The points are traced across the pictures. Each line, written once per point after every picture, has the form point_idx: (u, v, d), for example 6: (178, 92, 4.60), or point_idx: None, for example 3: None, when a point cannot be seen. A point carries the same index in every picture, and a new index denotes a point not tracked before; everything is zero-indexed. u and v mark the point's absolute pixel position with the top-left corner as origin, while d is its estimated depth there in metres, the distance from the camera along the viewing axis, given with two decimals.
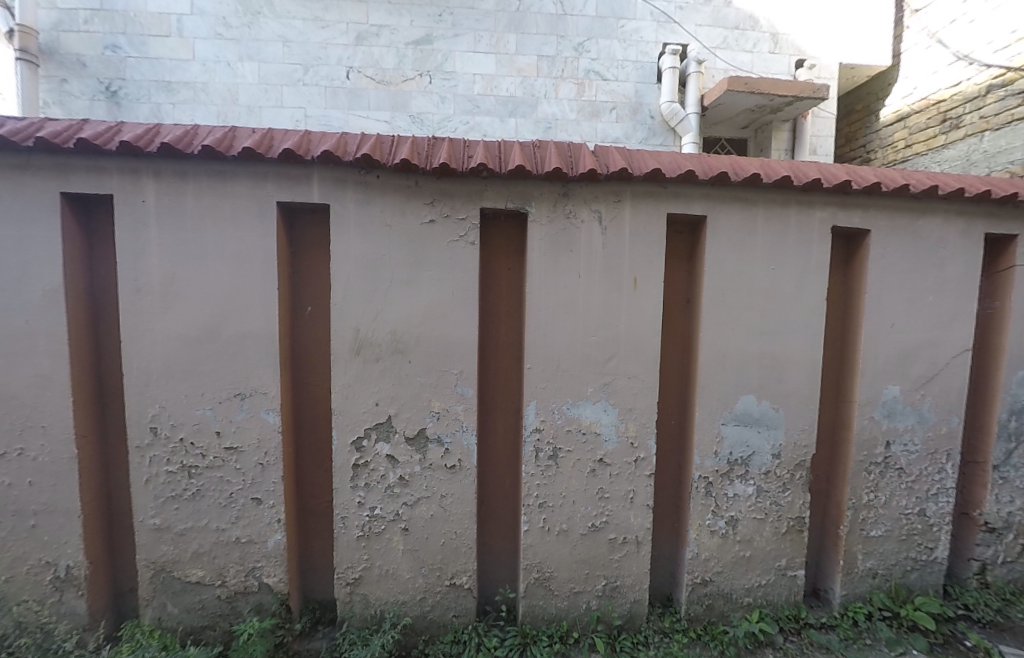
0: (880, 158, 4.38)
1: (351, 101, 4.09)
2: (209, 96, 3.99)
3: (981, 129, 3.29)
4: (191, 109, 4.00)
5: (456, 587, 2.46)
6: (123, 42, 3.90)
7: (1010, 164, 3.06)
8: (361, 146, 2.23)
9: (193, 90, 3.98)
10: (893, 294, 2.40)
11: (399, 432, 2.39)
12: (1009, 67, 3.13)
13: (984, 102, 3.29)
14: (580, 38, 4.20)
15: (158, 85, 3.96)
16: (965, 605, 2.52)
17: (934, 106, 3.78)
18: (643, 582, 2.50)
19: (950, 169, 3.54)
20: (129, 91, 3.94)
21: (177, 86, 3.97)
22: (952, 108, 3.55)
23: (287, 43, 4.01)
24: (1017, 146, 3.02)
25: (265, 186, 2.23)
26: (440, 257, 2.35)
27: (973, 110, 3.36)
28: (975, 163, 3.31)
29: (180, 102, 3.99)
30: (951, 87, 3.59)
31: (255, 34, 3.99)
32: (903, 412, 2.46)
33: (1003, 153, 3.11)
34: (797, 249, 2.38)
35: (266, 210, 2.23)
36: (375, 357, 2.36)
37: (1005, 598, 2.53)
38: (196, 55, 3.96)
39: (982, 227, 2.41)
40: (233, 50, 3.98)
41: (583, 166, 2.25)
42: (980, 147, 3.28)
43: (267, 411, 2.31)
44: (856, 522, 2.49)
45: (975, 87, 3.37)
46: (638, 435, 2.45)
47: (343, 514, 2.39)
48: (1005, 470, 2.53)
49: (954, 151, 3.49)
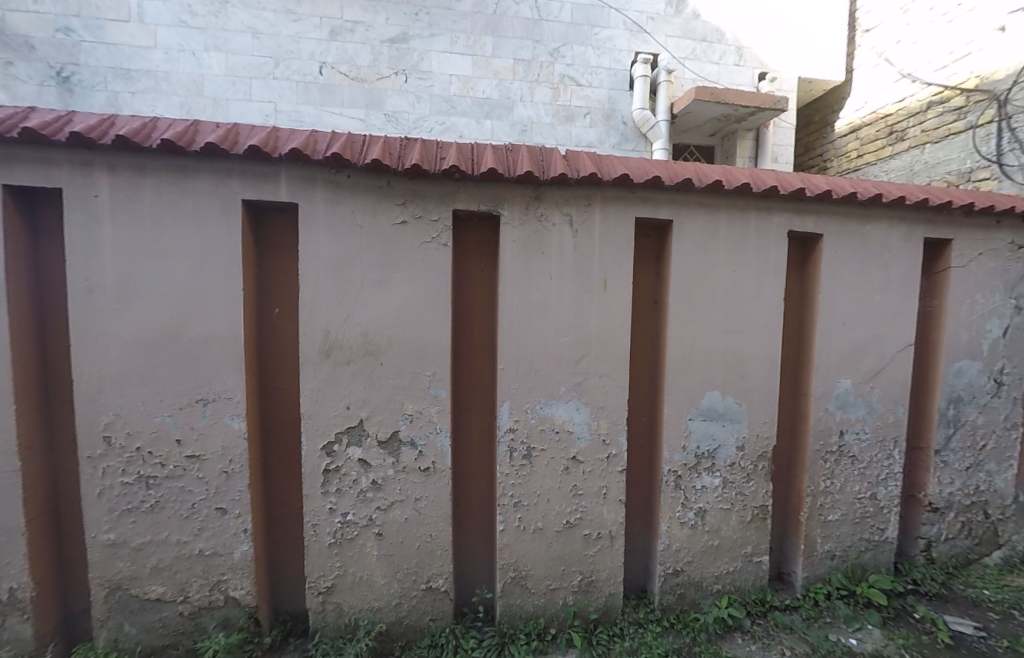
0: (836, 166, 4.63)
1: (323, 97, 3.99)
2: (172, 86, 3.81)
3: (923, 141, 3.57)
4: (152, 100, 3.81)
5: (433, 591, 2.44)
6: (77, 25, 3.66)
7: (948, 174, 3.35)
8: (331, 145, 2.20)
9: (154, 79, 3.79)
10: (842, 295, 2.57)
11: (371, 436, 2.35)
12: (947, 85, 3.39)
13: (925, 116, 3.57)
14: (556, 43, 4.28)
15: (116, 72, 3.74)
16: (913, 580, 2.72)
17: (882, 120, 4.06)
18: (617, 575, 2.56)
19: (896, 178, 3.82)
20: (83, 78, 3.70)
21: (137, 74, 3.76)
22: (898, 122, 3.84)
23: (256, 35, 3.88)
24: (953, 158, 3.31)
25: (229, 183, 2.16)
26: (413, 258, 2.33)
27: (916, 124, 3.65)
28: (918, 173, 3.60)
29: (140, 92, 3.78)
30: (896, 102, 3.89)
31: (223, 24, 3.83)
32: (855, 404, 2.64)
33: (941, 164, 3.39)
34: (755, 253, 2.52)
35: (230, 209, 2.16)
36: (346, 360, 2.32)
37: (948, 572, 2.75)
38: (158, 42, 3.77)
39: (920, 233, 2.62)
40: (201, 39, 3.81)
41: (555, 170, 2.30)
42: (922, 158, 3.57)
43: (231, 416, 2.22)
44: (815, 508, 2.64)
45: (918, 102, 3.65)
46: (610, 433, 2.51)
47: (314, 521, 2.33)
48: (946, 454, 2.75)
49: (900, 161, 3.78)
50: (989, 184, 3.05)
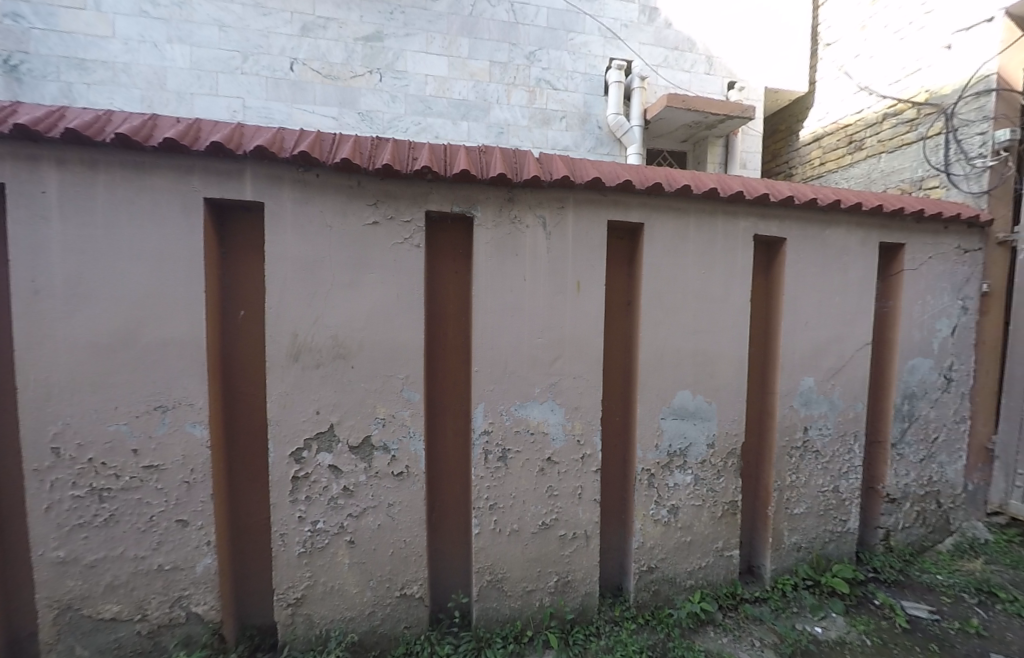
0: (800, 173, 4.78)
1: (294, 93, 3.89)
2: (132, 78, 3.64)
3: (879, 150, 3.74)
4: (109, 92, 3.63)
5: (407, 598, 2.41)
6: (26, 10, 3.46)
7: (901, 182, 3.53)
8: (299, 143, 2.15)
9: (111, 70, 3.61)
10: (803, 297, 2.68)
11: (342, 441, 2.30)
12: (900, 98, 3.56)
13: (881, 127, 3.73)
14: (531, 46, 4.30)
15: (70, 61, 3.55)
16: (874, 568, 2.85)
17: (842, 130, 4.19)
18: (593, 574, 2.58)
19: (855, 185, 3.99)
20: (33, 67, 3.50)
21: (93, 65, 3.58)
22: (857, 132, 3.99)
23: (223, 27, 3.74)
24: (906, 167, 3.48)
25: (190, 180, 2.08)
26: (385, 259, 2.30)
27: (873, 135, 3.81)
28: (874, 181, 3.77)
29: (96, 83, 3.60)
30: (855, 113, 4.04)
31: (187, 15, 3.69)
32: (817, 401, 2.75)
33: (895, 173, 3.57)
34: (722, 256, 2.60)
35: (191, 208, 2.08)
36: (315, 363, 2.26)
37: (906, 559, 2.90)
38: (116, 31, 3.60)
39: (875, 237, 2.76)
40: (162, 30, 3.66)
41: (528, 172, 2.32)
42: (878, 167, 3.74)
43: (193, 423, 2.13)
44: (781, 502, 2.74)
45: (874, 114, 3.81)
46: (584, 433, 2.53)
47: (282, 530, 2.26)
48: (902, 447, 2.90)
49: (858, 169, 3.95)
50: (938, 192, 3.25)
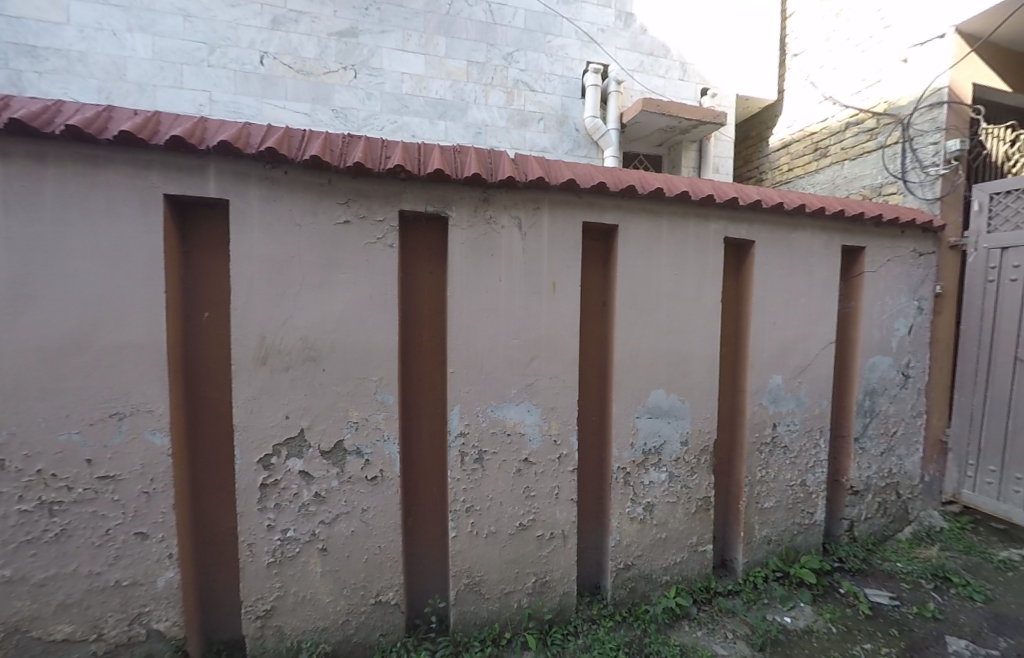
0: (770, 179, 4.93)
1: (265, 88, 3.77)
2: (88, 68, 3.47)
3: (842, 158, 3.90)
4: (63, 81, 3.44)
5: (382, 605, 2.36)
6: None
7: (863, 188, 3.69)
8: (266, 139, 2.08)
9: (66, 59, 3.43)
10: (770, 298, 2.78)
11: (313, 446, 2.24)
12: (861, 108, 3.71)
13: (844, 135, 3.90)
14: (509, 47, 4.30)
15: (19, 48, 3.35)
16: (840, 558, 2.98)
17: (808, 137, 4.36)
18: (570, 574, 2.60)
19: (821, 191, 4.15)
20: None
21: (45, 53, 3.39)
22: (823, 139, 4.15)
23: (188, 18, 3.60)
24: (868, 174, 3.64)
25: (148, 176, 1.98)
26: (357, 260, 2.25)
27: (837, 142, 3.98)
28: (838, 186, 3.93)
29: (48, 72, 3.41)
30: (820, 122, 4.20)
31: (149, 3, 3.53)
32: (785, 399, 2.85)
33: (858, 179, 3.73)
34: (694, 258, 2.66)
35: (150, 205, 1.98)
36: (284, 366, 2.20)
37: (869, 548, 3.04)
38: (71, 18, 3.42)
39: (836, 240, 2.88)
40: (122, 18, 3.49)
41: (503, 173, 2.31)
42: (842, 173, 3.90)
43: (153, 431, 2.03)
44: (752, 497, 2.82)
45: (838, 123, 3.98)
46: (560, 433, 2.55)
47: (249, 540, 2.19)
48: (864, 441, 3.04)
49: (824, 175, 4.10)
50: (896, 198, 3.41)
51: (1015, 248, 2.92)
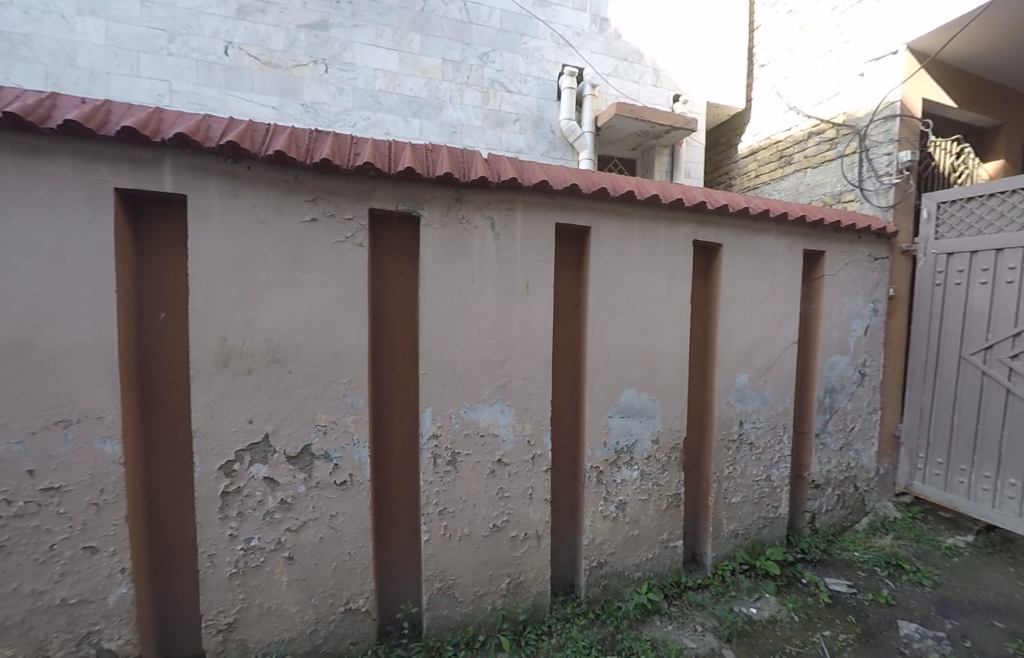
0: (738, 184, 5.09)
1: (229, 79, 3.63)
2: (35, 52, 3.28)
3: (805, 166, 4.10)
4: (6, 65, 3.25)
5: (352, 612, 2.31)
6: None
7: (824, 195, 3.89)
8: (227, 132, 1.99)
9: (10, 42, 3.24)
10: (736, 299, 2.86)
11: (278, 451, 2.17)
12: (822, 119, 3.90)
13: (807, 144, 4.08)
14: (485, 47, 4.27)
15: None
16: (802, 549, 3.12)
17: (773, 145, 4.53)
18: (544, 574, 2.61)
19: (785, 197, 4.35)
20: None
21: None
22: (787, 147, 4.33)
23: (146, 3, 3.44)
24: (828, 182, 3.84)
25: (97, 168, 1.87)
26: (324, 259, 2.19)
27: (800, 151, 4.16)
28: (801, 193, 4.14)
29: None
30: (785, 131, 4.37)
31: None
32: (751, 397, 2.96)
33: (818, 186, 3.93)
34: (664, 260, 2.72)
35: (99, 199, 1.87)
36: (247, 369, 2.12)
37: (829, 539, 3.20)
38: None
39: (797, 244, 3.00)
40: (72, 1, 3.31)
41: (475, 173, 2.30)
42: (804, 180, 4.10)
43: (102, 439, 1.91)
44: (721, 492, 2.91)
45: (801, 132, 4.16)
46: (534, 433, 2.56)
47: (210, 551, 2.10)
48: (824, 436, 3.19)
49: (788, 182, 4.30)
50: (854, 205, 3.61)
51: (960, 254, 3.13)
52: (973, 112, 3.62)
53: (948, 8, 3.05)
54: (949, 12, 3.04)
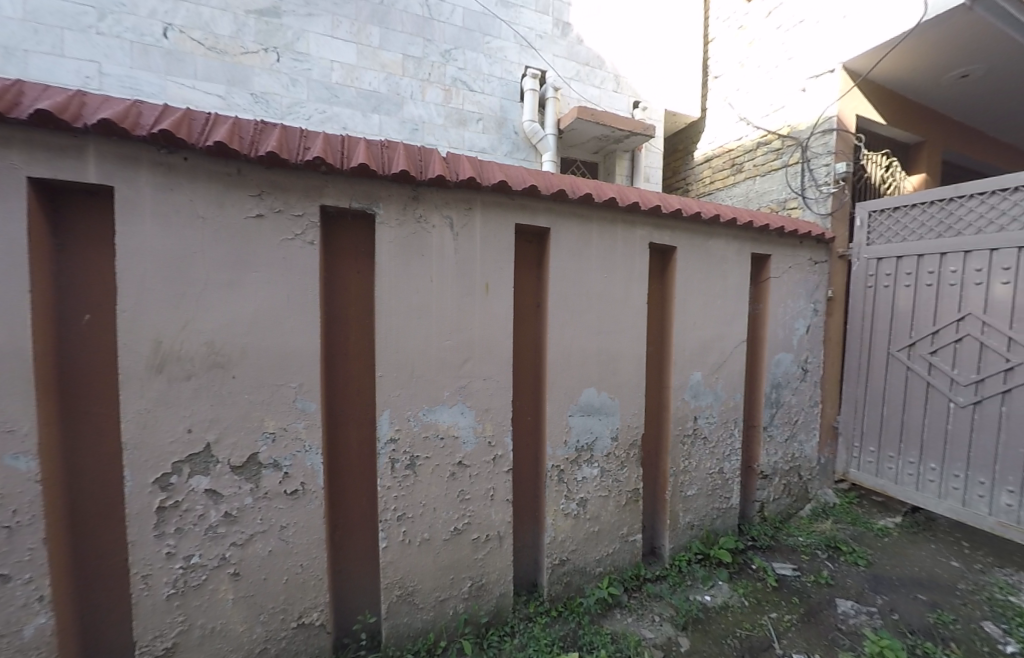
0: (694, 190, 5.29)
1: (169, 64, 3.39)
2: None
3: (753, 174, 4.33)
4: None
5: (305, 627, 2.21)
6: None
7: (770, 202, 4.13)
8: (161, 120, 1.84)
9: None
10: (688, 299, 2.97)
11: (221, 462, 2.04)
12: (769, 130, 4.14)
13: (755, 153, 4.32)
14: (447, 45, 4.19)
15: None
16: (753, 536, 3.30)
17: (726, 153, 4.75)
18: (506, 574, 2.61)
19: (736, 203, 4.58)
20: None
21: None
22: (738, 156, 4.55)
23: None
24: (774, 189, 4.08)
25: (6, 155, 1.69)
26: (271, 258, 2.07)
27: (750, 159, 4.39)
28: (751, 200, 4.37)
29: None
30: (736, 140, 4.60)
31: None
32: (705, 393, 3.09)
33: (765, 194, 4.17)
34: (621, 261, 2.78)
35: (8, 189, 1.69)
36: (185, 375, 1.97)
37: (777, 526, 3.41)
38: None
39: (742, 247, 3.15)
40: None
41: (433, 171, 2.25)
42: (753, 188, 4.34)
43: (14, 456, 1.73)
44: (677, 486, 3.03)
45: (751, 142, 4.39)
46: (495, 434, 2.55)
47: (144, 572, 1.95)
48: (771, 429, 3.39)
49: (739, 189, 4.53)
50: (797, 212, 3.85)
51: (888, 259, 3.41)
52: (899, 128, 3.94)
53: (879, 33, 3.30)
54: (880, 36, 3.30)
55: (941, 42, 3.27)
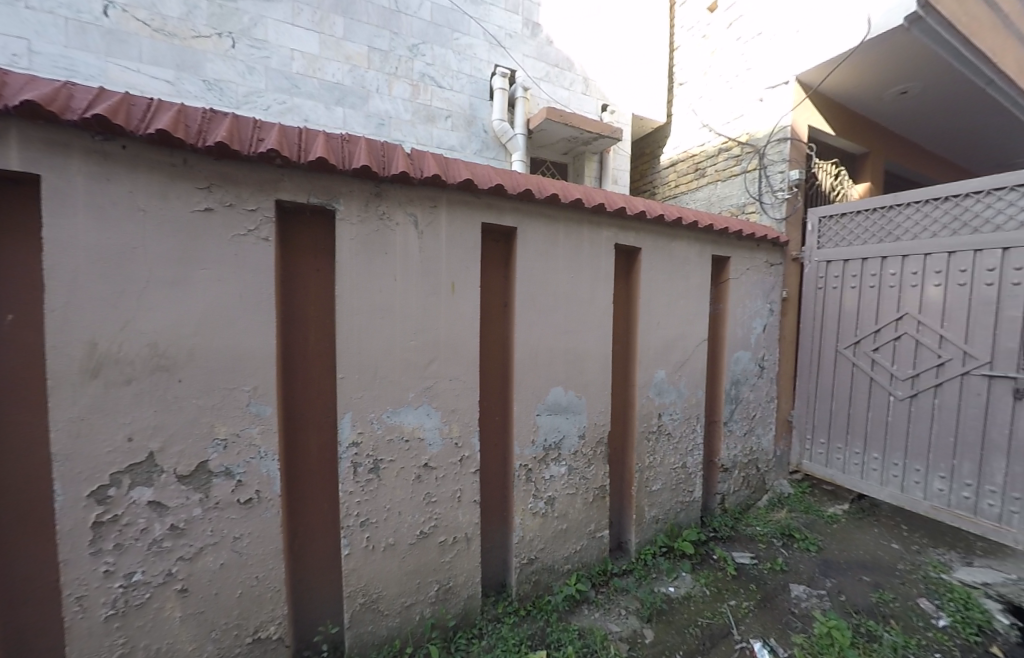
0: (660, 193, 5.42)
1: (110, 45, 3.14)
2: None
3: (715, 179, 4.49)
4: None
5: (262, 641, 2.11)
6: None
7: (731, 207, 4.30)
8: (95, 103, 1.70)
9: None
10: (651, 299, 3.04)
11: (166, 471, 1.91)
12: (729, 137, 4.31)
13: (717, 158, 4.48)
14: (414, 39, 4.09)
15: None
16: (714, 528, 3.43)
17: (690, 158, 4.90)
18: (474, 577, 2.59)
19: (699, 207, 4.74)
20: None
21: None
22: (701, 161, 4.71)
23: None
24: (734, 194, 4.25)
25: None
26: (221, 254, 1.95)
27: (712, 165, 4.55)
28: (713, 204, 4.52)
29: None
30: (699, 146, 4.75)
31: None
32: (668, 391, 3.18)
33: (726, 199, 4.34)
34: (586, 261, 2.81)
35: None
36: (126, 379, 1.83)
37: (737, 517, 3.56)
38: None
39: (701, 248, 3.25)
40: None
41: (396, 167, 2.18)
42: (715, 193, 4.49)
43: None
44: (642, 481, 3.10)
45: (712, 148, 4.54)
46: (462, 435, 2.52)
47: (78, 592, 1.80)
48: (731, 424, 3.54)
49: (702, 193, 4.68)
50: (755, 216, 4.01)
51: (836, 262, 3.62)
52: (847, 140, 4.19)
53: (828, 48, 3.50)
54: (828, 51, 3.50)
55: (884, 61, 3.49)
